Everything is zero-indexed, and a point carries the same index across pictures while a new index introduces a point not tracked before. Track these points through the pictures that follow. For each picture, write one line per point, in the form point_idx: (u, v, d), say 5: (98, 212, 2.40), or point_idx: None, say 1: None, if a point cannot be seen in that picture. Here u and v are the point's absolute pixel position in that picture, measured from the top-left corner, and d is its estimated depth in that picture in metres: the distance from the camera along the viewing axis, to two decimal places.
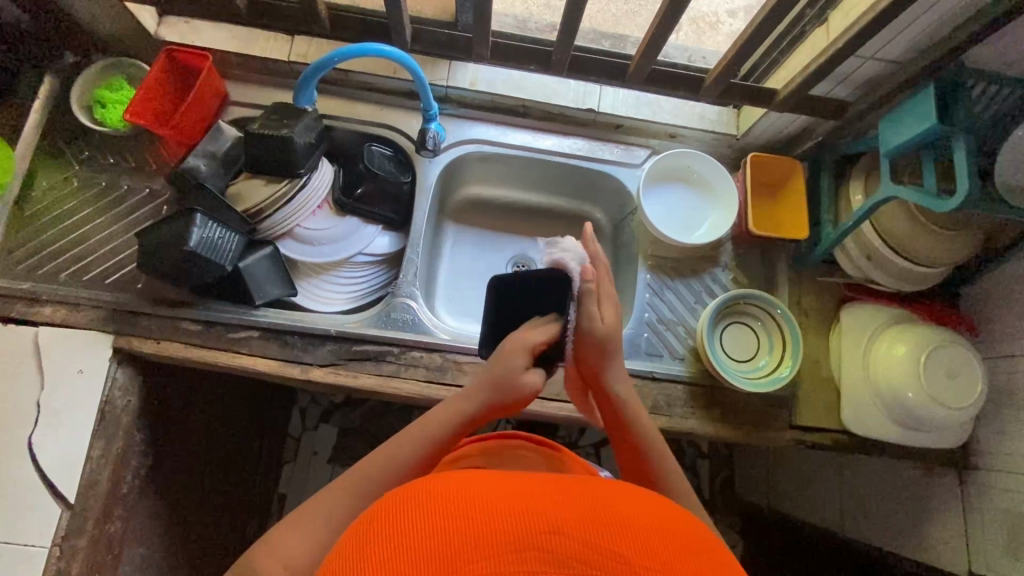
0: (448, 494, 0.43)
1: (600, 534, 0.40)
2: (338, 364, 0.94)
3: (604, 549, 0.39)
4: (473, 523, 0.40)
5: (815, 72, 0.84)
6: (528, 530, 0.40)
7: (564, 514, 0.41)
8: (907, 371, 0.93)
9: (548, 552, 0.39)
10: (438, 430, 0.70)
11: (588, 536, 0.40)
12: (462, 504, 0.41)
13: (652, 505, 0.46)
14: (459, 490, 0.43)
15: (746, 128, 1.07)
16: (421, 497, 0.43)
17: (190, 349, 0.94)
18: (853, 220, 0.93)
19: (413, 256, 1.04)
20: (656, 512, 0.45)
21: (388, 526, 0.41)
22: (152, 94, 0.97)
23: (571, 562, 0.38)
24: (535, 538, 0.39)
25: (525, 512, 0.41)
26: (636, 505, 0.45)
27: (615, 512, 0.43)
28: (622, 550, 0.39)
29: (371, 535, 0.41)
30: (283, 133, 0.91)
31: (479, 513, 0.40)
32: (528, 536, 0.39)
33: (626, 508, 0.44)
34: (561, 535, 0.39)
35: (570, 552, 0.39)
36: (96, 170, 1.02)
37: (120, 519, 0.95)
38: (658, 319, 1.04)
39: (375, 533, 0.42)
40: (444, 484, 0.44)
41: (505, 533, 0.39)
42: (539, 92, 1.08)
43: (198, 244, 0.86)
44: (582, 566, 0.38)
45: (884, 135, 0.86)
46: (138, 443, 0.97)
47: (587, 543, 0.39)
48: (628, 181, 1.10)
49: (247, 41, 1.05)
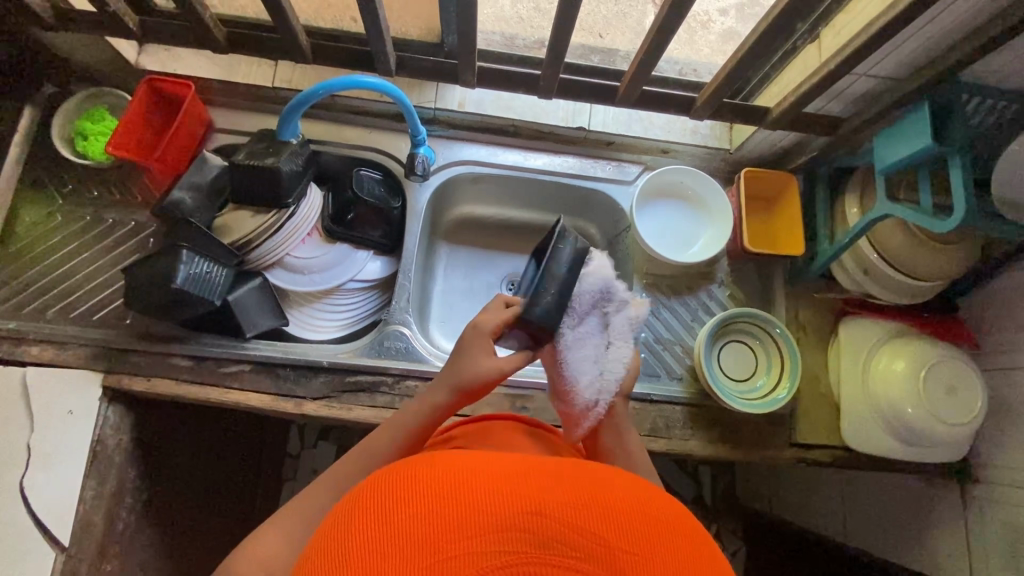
0: (440, 473, 0.45)
1: (582, 516, 0.41)
2: (331, 396, 0.93)
3: (585, 531, 0.40)
4: (460, 502, 0.42)
5: (808, 91, 0.83)
6: (511, 509, 0.41)
7: (549, 497, 0.42)
8: (906, 388, 0.93)
9: (529, 531, 0.40)
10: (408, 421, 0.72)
11: (570, 518, 0.41)
12: (452, 482, 0.43)
13: (642, 490, 0.47)
14: (452, 468, 0.45)
15: (739, 143, 1.06)
16: (415, 474, 0.45)
17: (181, 385, 0.93)
18: (850, 235, 0.92)
19: (405, 281, 1.03)
20: (644, 497, 0.46)
21: (382, 499, 0.44)
22: (134, 126, 0.96)
23: (553, 543, 0.40)
24: (518, 519, 0.41)
25: (511, 494, 0.42)
26: (624, 489, 0.46)
27: (600, 493, 0.44)
28: (603, 533, 0.41)
29: (367, 506, 0.44)
30: (269, 164, 0.90)
31: (465, 493, 0.42)
32: (511, 516, 0.41)
33: (613, 491, 0.45)
34: (543, 517, 0.41)
35: (552, 532, 0.40)
36: (80, 204, 1.00)
37: (116, 557, 0.94)
38: (655, 339, 1.03)
39: (367, 514, 0.43)
40: (438, 462, 0.46)
41: (490, 514, 0.41)
42: (528, 111, 1.07)
43: (185, 281, 0.85)
44: (563, 547, 0.39)
45: (879, 152, 0.85)
46: (132, 479, 0.96)
47: (568, 524, 0.41)
48: (621, 199, 1.08)
49: (229, 68, 1.04)
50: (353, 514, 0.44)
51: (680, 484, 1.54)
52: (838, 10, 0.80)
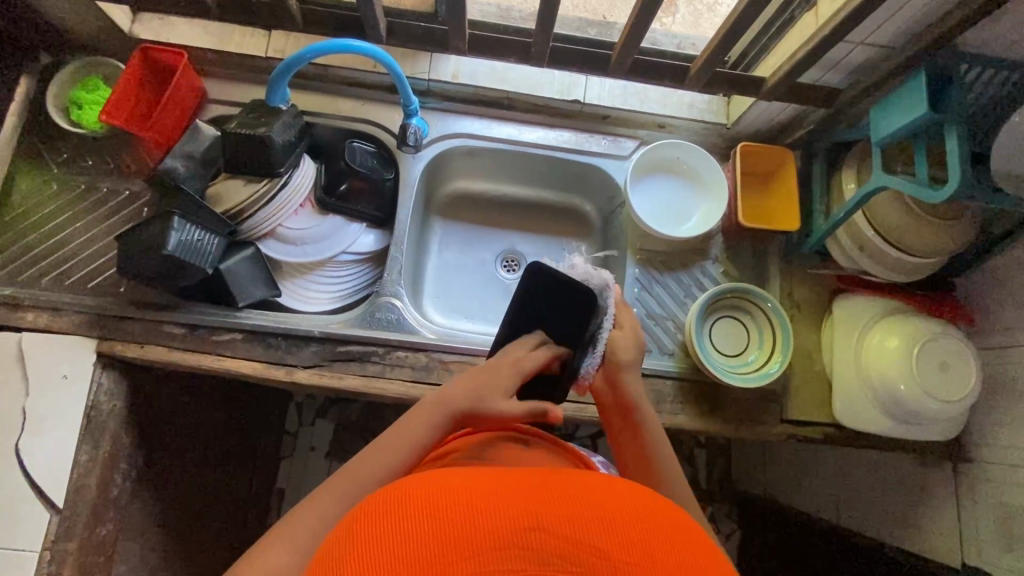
0: (436, 493, 0.45)
1: (582, 529, 0.42)
2: (323, 365, 0.94)
3: (585, 544, 0.41)
4: (458, 522, 0.42)
5: (803, 60, 0.82)
6: (508, 527, 0.42)
7: (542, 512, 0.43)
8: (899, 363, 0.92)
9: (530, 550, 0.41)
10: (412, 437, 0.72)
11: (570, 532, 0.42)
12: (446, 502, 0.44)
13: (638, 496, 0.48)
14: (448, 488, 0.45)
15: (736, 117, 1.04)
16: (410, 494, 0.45)
17: (176, 353, 0.93)
18: (844, 211, 0.91)
19: (397, 254, 1.03)
20: (640, 504, 0.47)
21: (377, 519, 0.44)
22: (127, 94, 0.96)
23: (552, 559, 0.40)
24: (515, 536, 0.41)
25: (510, 511, 0.43)
26: (620, 497, 0.47)
27: (598, 505, 0.45)
28: (603, 544, 0.41)
29: (362, 528, 0.44)
30: (261, 132, 0.89)
31: (461, 514, 0.42)
32: (511, 532, 0.41)
33: (611, 500, 0.46)
34: (542, 533, 0.41)
35: (552, 548, 0.41)
36: (75, 172, 1.01)
37: (112, 521, 0.96)
38: (647, 314, 1.02)
39: (358, 541, 0.43)
40: (434, 482, 0.46)
41: (486, 533, 0.41)
42: (523, 83, 1.05)
43: (177, 247, 0.85)
44: (564, 562, 0.40)
45: (875, 124, 0.83)
46: (126, 445, 0.97)
47: (569, 538, 0.41)
48: (616, 173, 1.08)
49: (222, 36, 1.03)
50: (346, 537, 0.44)
51: None
52: None
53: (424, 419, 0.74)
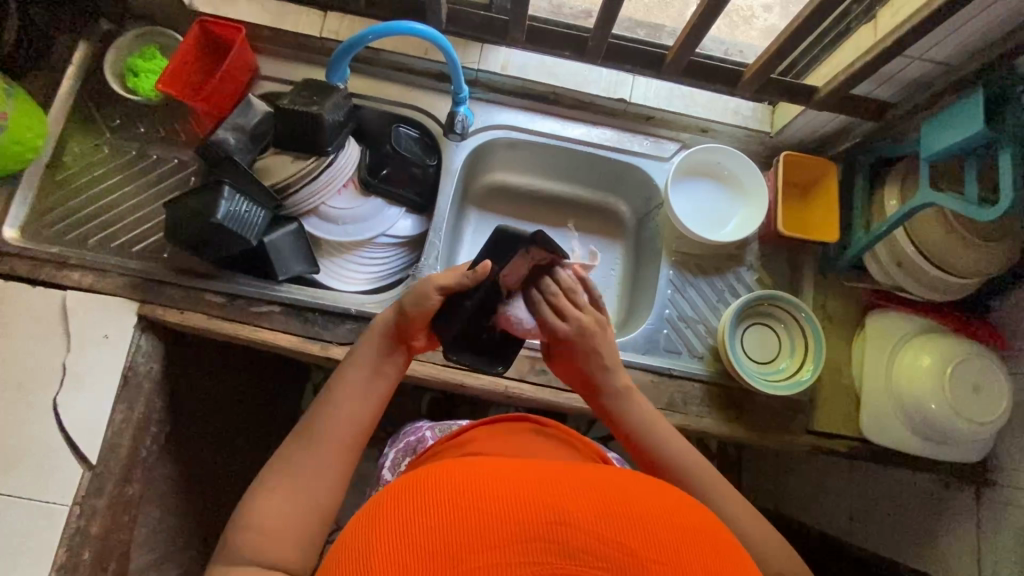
0: (464, 479, 0.45)
1: (607, 523, 0.42)
2: (357, 343, 0.95)
3: (612, 540, 0.41)
4: (483, 512, 0.42)
5: (858, 71, 0.82)
6: (533, 518, 0.42)
7: (569, 506, 0.43)
8: (932, 382, 0.92)
9: (556, 542, 0.41)
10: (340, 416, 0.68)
11: (595, 529, 0.42)
12: (471, 489, 0.44)
13: (661, 492, 0.48)
14: (472, 476, 0.45)
15: (780, 126, 1.05)
16: (437, 481, 0.45)
17: (212, 321, 0.95)
18: (887, 226, 0.90)
19: (436, 240, 1.04)
20: (663, 502, 0.47)
21: (406, 504, 0.44)
22: (183, 65, 0.98)
23: (579, 554, 0.40)
24: (541, 528, 0.41)
25: (533, 503, 0.43)
26: (644, 493, 0.47)
27: (621, 500, 0.45)
28: (628, 541, 0.41)
29: (391, 510, 0.44)
30: (313, 111, 0.90)
31: (486, 503, 0.43)
32: (536, 522, 0.42)
33: (635, 497, 0.46)
34: (567, 526, 0.42)
35: (579, 542, 0.41)
36: (127, 139, 1.02)
37: (139, 481, 0.97)
38: (678, 316, 1.03)
39: (382, 527, 0.43)
40: (459, 469, 0.47)
41: (512, 523, 0.41)
42: (570, 79, 1.06)
43: (226, 217, 0.86)
44: (589, 557, 0.40)
45: (926, 140, 0.83)
46: (157, 410, 0.99)
47: (594, 533, 0.41)
48: (656, 174, 1.08)
49: (279, 15, 1.05)
50: (370, 523, 0.44)
51: None
52: None
53: (369, 358, 0.73)
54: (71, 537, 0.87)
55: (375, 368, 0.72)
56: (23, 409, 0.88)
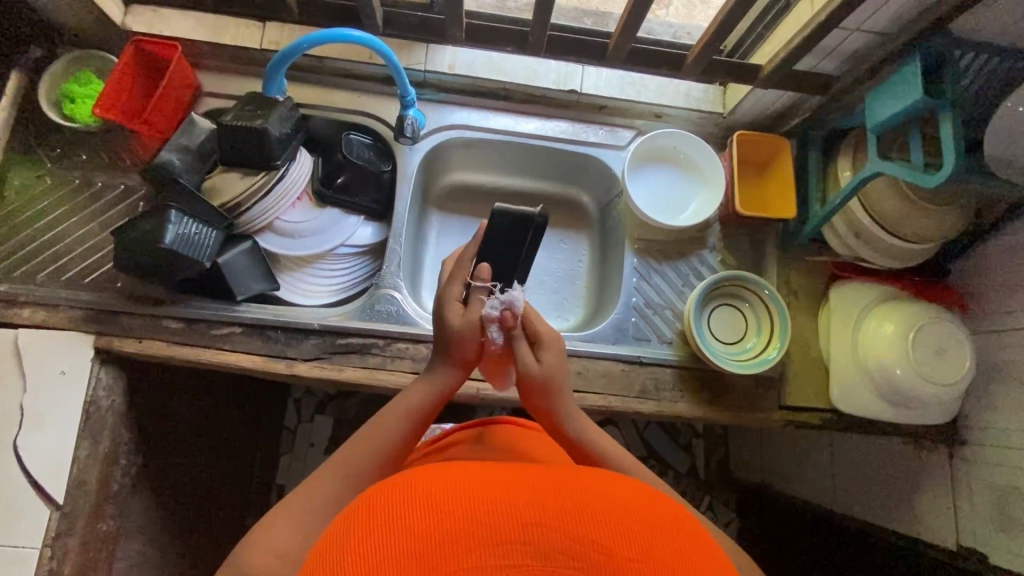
0: (440, 488, 0.44)
1: (581, 522, 0.42)
2: (323, 357, 0.93)
3: (586, 540, 0.41)
4: (460, 515, 0.41)
5: (799, 46, 0.82)
6: (508, 519, 0.41)
7: (545, 506, 0.43)
8: (896, 348, 0.93)
9: (530, 545, 0.40)
10: (390, 435, 0.68)
11: (570, 528, 0.41)
12: (446, 496, 0.43)
13: (638, 493, 0.48)
14: (449, 482, 0.45)
15: (733, 106, 1.04)
16: (410, 488, 0.44)
17: (173, 347, 0.93)
18: (841, 197, 0.91)
19: (396, 246, 1.03)
20: (639, 500, 0.47)
21: (378, 512, 0.43)
22: (121, 88, 0.95)
23: (553, 554, 0.40)
24: (514, 529, 0.41)
25: (507, 507, 0.42)
26: (619, 494, 0.46)
27: (597, 500, 0.45)
28: (603, 539, 0.41)
29: (365, 517, 0.43)
30: (257, 124, 0.89)
31: (461, 507, 0.42)
32: (512, 526, 0.41)
33: (609, 498, 0.46)
34: (540, 527, 0.41)
35: (551, 542, 0.40)
36: (69, 167, 1.00)
37: (113, 516, 0.96)
38: (645, 303, 1.03)
39: (356, 533, 0.42)
40: (433, 478, 0.46)
41: (488, 526, 0.41)
42: (520, 74, 1.04)
43: (174, 240, 0.85)
44: (563, 557, 0.40)
45: (869, 111, 0.84)
46: (126, 442, 0.97)
47: (568, 533, 0.41)
48: (614, 164, 1.08)
49: (215, 27, 1.01)
50: (343, 532, 0.43)
51: (675, 456, 1.55)
52: None
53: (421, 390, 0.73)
54: None
55: (432, 402, 0.73)
56: None
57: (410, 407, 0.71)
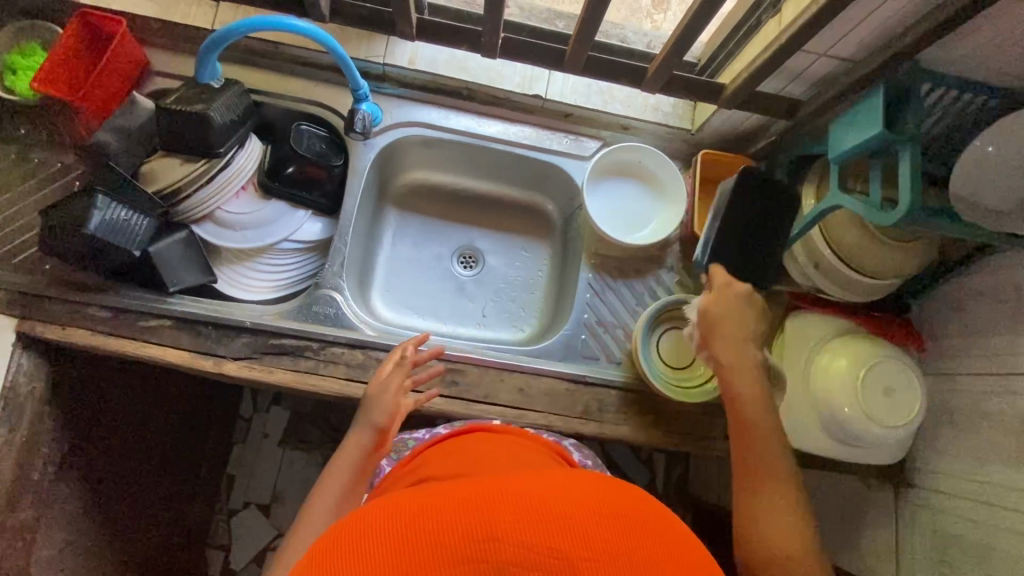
0: (384, 515, 0.39)
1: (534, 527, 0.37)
2: (254, 357, 0.89)
3: (543, 549, 0.36)
4: (405, 544, 0.36)
5: (762, 68, 0.78)
6: (459, 536, 0.36)
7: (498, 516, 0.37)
8: (846, 386, 0.90)
9: (483, 562, 0.36)
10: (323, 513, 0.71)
11: (528, 538, 0.36)
12: (389, 523, 0.38)
13: (604, 483, 0.43)
14: (390, 508, 0.39)
15: (701, 123, 1.01)
16: (351, 524, 0.39)
17: (98, 337, 0.89)
18: (802, 227, 0.88)
19: (343, 245, 0.99)
20: (608, 493, 0.41)
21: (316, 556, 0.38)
22: (63, 62, 0.91)
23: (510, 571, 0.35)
24: (466, 549, 0.36)
25: (456, 522, 0.37)
26: (589, 493, 0.41)
27: (558, 499, 0.39)
28: (562, 545, 0.36)
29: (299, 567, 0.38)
30: (199, 110, 0.85)
31: (409, 530, 0.37)
32: (466, 542, 0.36)
33: (570, 495, 0.40)
34: (495, 542, 0.36)
35: (507, 558, 0.36)
36: (5, 141, 0.95)
37: (31, 506, 0.93)
38: (597, 321, 1.00)
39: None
40: (379, 503, 0.41)
41: (439, 548, 0.36)
42: (483, 74, 1.00)
43: (100, 226, 0.81)
44: (521, 570, 0.35)
45: (835, 140, 0.80)
46: (49, 430, 0.94)
47: (522, 543, 0.36)
48: (576, 174, 1.04)
49: (167, 5, 0.98)
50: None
51: (635, 470, 1.52)
52: None
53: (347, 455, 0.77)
54: None
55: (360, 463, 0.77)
56: None
57: (335, 479, 0.75)
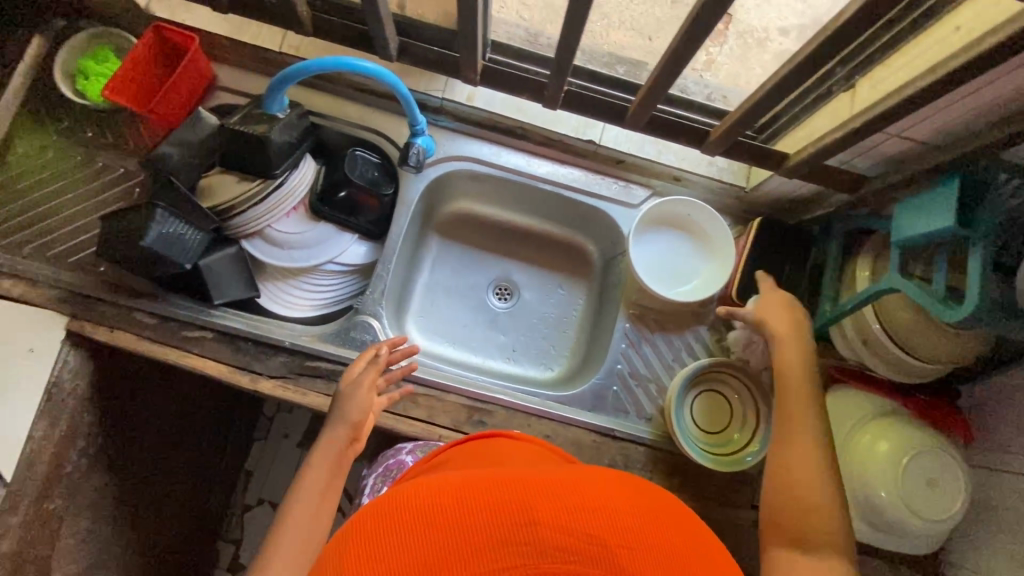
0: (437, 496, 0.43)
1: (575, 516, 0.41)
2: (288, 377, 0.91)
3: (581, 535, 0.40)
4: (456, 523, 0.41)
5: (830, 145, 0.76)
6: (503, 520, 0.41)
7: (542, 508, 0.41)
8: (885, 471, 0.87)
9: (524, 544, 0.40)
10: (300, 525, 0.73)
11: (567, 524, 0.40)
12: (442, 504, 0.43)
13: (634, 491, 0.47)
14: (441, 491, 0.44)
15: (755, 184, 0.99)
16: (403, 501, 0.44)
17: (142, 342, 0.91)
18: (853, 303, 0.85)
19: (384, 272, 1.00)
20: (639, 502, 0.45)
21: (374, 522, 0.43)
22: (134, 71, 0.93)
23: (549, 552, 0.39)
24: (512, 530, 0.40)
25: (502, 509, 0.41)
26: (621, 498, 0.44)
27: (596, 497, 0.43)
28: (599, 534, 0.40)
29: (348, 541, 0.42)
30: (259, 133, 0.86)
31: (458, 509, 0.42)
32: (513, 525, 0.40)
33: (607, 496, 0.44)
34: (538, 527, 0.40)
35: (550, 541, 0.40)
36: (74, 142, 0.99)
37: (61, 497, 0.96)
38: (629, 373, 0.98)
39: (357, 539, 0.42)
40: (431, 487, 0.46)
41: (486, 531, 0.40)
42: (540, 115, 1.02)
43: (156, 241, 0.83)
44: (562, 553, 0.39)
45: (898, 222, 0.77)
46: (86, 425, 0.96)
47: (564, 529, 0.40)
48: (622, 221, 1.03)
49: (240, 25, 1.00)
50: (342, 546, 0.43)
51: None
52: (880, 60, 0.73)
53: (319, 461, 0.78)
54: None
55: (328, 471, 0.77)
56: None
57: (308, 489, 0.75)
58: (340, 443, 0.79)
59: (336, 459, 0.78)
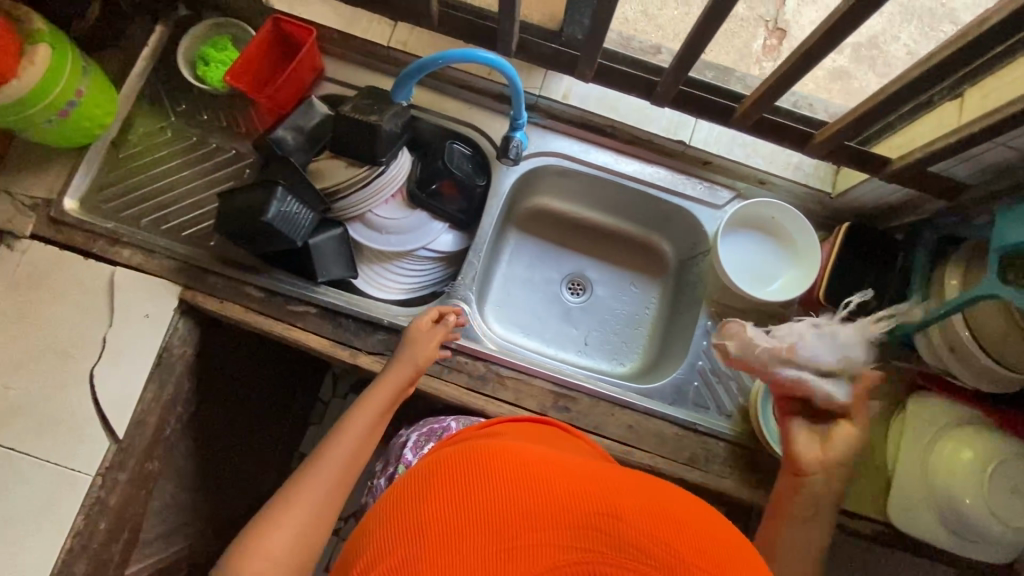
0: (524, 467, 0.46)
1: (651, 527, 0.41)
2: (385, 354, 0.95)
3: (659, 540, 0.40)
4: (537, 498, 0.42)
5: (939, 150, 0.78)
6: (583, 510, 0.42)
7: (622, 508, 0.42)
8: (972, 479, 0.88)
9: (599, 532, 0.40)
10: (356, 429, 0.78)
11: (645, 529, 0.41)
12: (528, 474, 0.45)
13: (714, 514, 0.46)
14: (528, 466, 0.46)
15: (843, 189, 1.03)
16: (490, 460, 0.47)
17: (249, 314, 0.96)
18: (943, 310, 0.85)
19: (475, 259, 1.04)
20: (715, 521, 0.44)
21: (461, 469, 0.46)
22: (253, 59, 1.00)
23: (625, 548, 0.39)
24: (590, 519, 0.41)
25: (583, 502, 0.42)
26: (700, 517, 0.44)
27: (674, 510, 0.43)
28: (675, 545, 0.40)
29: (439, 479, 0.46)
30: (371, 121, 0.91)
31: (542, 486, 0.43)
32: (590, 514, 0.41)
33: (684, 508, 0.44)
34: (617, 521, 0.41)
35: (626, 538, 0.40)
36: (190, 124, 1.05)
37: (160, 458, 1.00)
38: (710, 369, 1.01)
39: (442, 479, 0.46)
40: (520, 456, 0.48)
41: (566, 515, 0.41)
42: (633, 116, 1.07)
43: (276, 218, 0.87)
44: (637, 553, 0.39)
45: (999, 229, 0.78)
46: (186, 390, 1.01)
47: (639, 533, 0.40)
48: (706, 221, 1.06)
49: (352, 20, 1.06)
50: (427, 479, 0.47)
51: None
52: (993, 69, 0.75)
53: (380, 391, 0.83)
54: (90, 507, 0.89)
55: (385, 398, 0.83)
56: (62, 376, 0.92)
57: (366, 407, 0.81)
58: (398, 381, 0.85)
59: (392, 395, 0.84)
